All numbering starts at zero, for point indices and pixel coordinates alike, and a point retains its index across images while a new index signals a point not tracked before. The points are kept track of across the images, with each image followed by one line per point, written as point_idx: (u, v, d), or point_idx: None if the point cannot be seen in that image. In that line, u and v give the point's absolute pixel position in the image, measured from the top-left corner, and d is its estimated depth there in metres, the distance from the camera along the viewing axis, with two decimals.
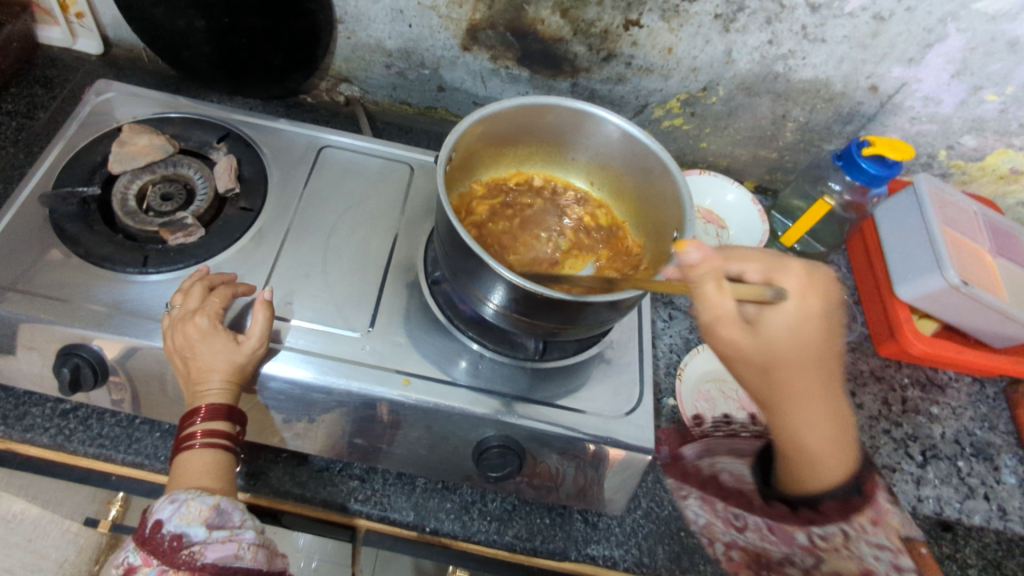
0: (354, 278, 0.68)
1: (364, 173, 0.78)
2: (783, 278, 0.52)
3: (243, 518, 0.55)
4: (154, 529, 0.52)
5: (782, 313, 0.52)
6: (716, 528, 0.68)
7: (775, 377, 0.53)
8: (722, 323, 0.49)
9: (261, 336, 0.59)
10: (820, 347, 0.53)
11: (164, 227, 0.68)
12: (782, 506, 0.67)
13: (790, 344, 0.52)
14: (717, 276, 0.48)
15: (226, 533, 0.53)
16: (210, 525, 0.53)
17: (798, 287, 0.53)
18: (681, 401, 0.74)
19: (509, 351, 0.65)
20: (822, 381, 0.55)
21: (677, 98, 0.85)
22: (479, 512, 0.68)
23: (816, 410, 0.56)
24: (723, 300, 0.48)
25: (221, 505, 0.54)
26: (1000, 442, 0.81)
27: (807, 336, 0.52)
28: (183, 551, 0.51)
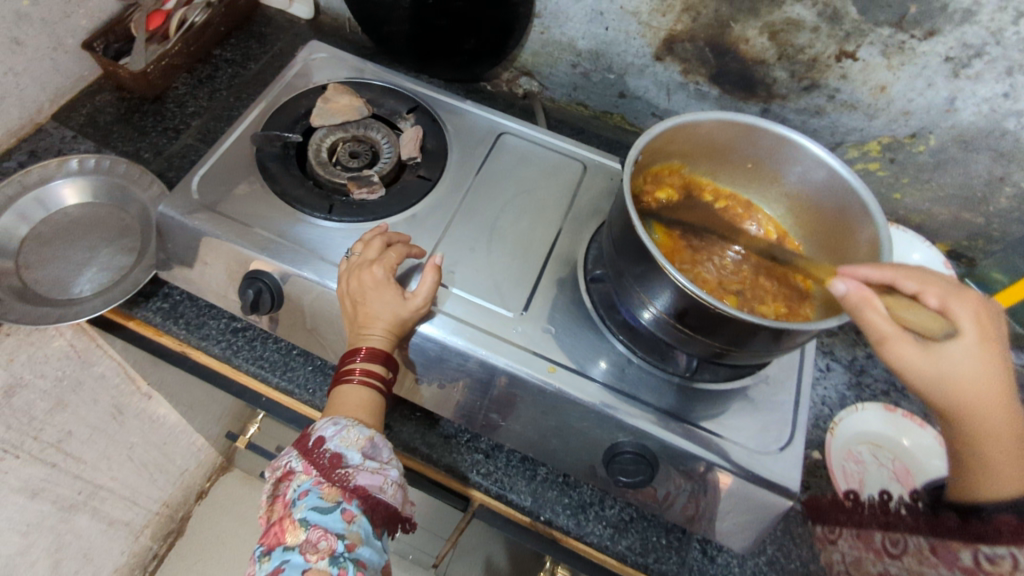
0: (515, 260, 0.69)
1: (538, 164, 0.79)
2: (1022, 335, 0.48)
3: (391, 458, 0.57)
4: (316, 444, 0.55)
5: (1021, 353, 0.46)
6: (866, 562, 0.62)
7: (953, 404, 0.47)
8: (936, 340, 0.46)
9: (427, 296, 0.61)
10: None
11: (351, 181, 0.73)
12: (948, 520, 0.58)
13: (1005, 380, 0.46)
14: (874, 300, 0.45)
15: (376, 464, 0.55)
16: (364, 454, 0.55)
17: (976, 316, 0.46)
18: (828, 458, 0.68)
19: (658, 363, 0.62)
20: (1003, 396, 0.47)
21: (878, 140, 0.79)
22: (595, 514, 0.66)
23: None
24: (942, 314, 0.46)
25: (376, 438, 0.56)
26: None
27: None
28: (339, 470, 0.53)
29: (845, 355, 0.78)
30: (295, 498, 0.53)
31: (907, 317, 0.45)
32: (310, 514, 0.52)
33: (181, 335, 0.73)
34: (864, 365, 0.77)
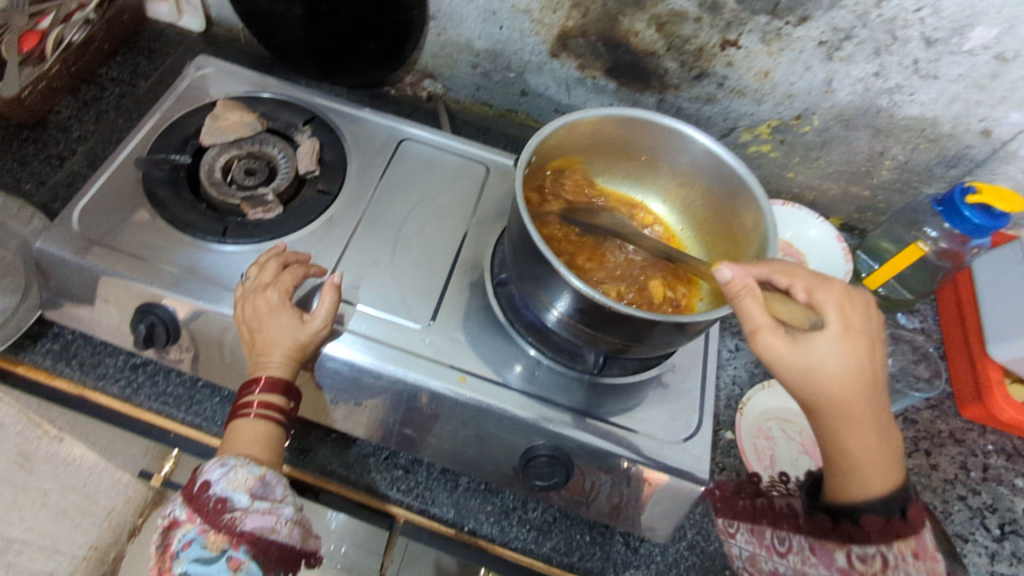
0: (421, 270, 0.68)
1: (440, 170, 0.78)
2: (825, 297, 0.50)
3: (285, 494, 0.56)
4: (202, 488, 0.53)
5: (824, 335, 0.48)
6: (758, 559, 0.62)
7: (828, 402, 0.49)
8: (761, 332, 0.47)
9: (326, 317, 0.59)
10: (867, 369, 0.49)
11: (246, 201, 0.70)
12: (825, 520, 0.55)
13: (838, 370, 0.48)
14: (755, 289, 0.47)
15: (266, 505, 0.54)
16: (253, 495, 0.54)
17: (842, 306, 0.49)
18: (740, 437, 0.70)
19: (567, 361, 0.63)
20: (862, 383, 0.49)
21: (768, 123, 0.82)
22: (518, 519, 0.66)
23: (870, 428, 0.50)
24: (756, 311, 0.47)
25: (266, 477, 0.55)
26: None
27: (855, 374, 0.49)
28: (225, 514, 0.52)
29: None
30: (179, 550, 0.52)
31: (778, 309, 0.48)
32: (191, 565, 0.51)
33: (75, 378, 0.70)
34: None
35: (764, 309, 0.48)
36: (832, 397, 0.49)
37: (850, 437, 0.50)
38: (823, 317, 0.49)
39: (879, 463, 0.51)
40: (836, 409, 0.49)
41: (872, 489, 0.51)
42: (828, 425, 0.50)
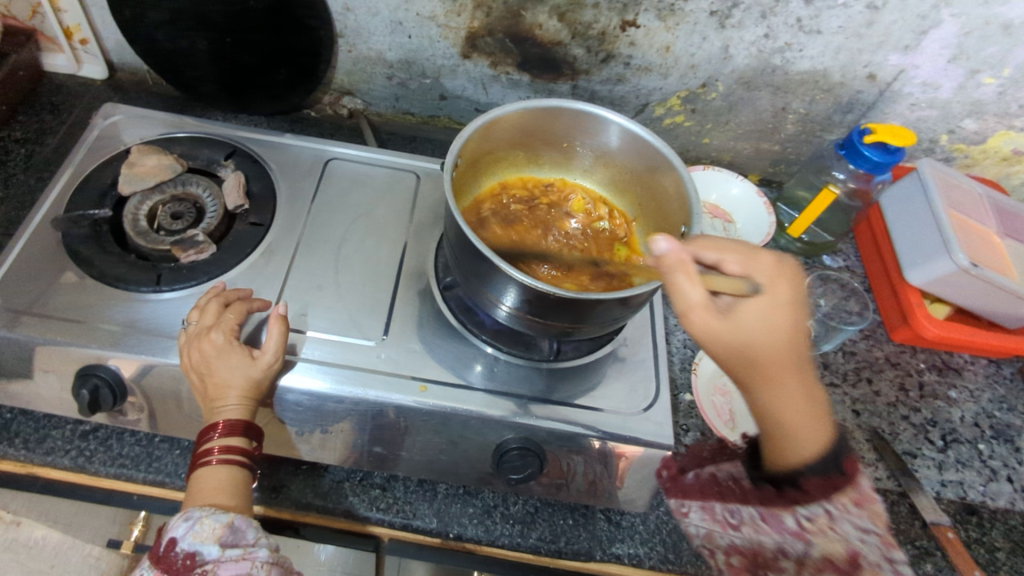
0: (367, 288, 0.68)
1: (371, 184, 0.77)
2: (756, 270, 0.53)
3: (258, 536, 0.56)
4: (170, 546, 0.53)
5: (756, 300, 0.51)
6: (715, 534, 0.65)
7: (750, 361, 0.51)
8: (692, 311, 0.49)
9: (276, 351, 0.59)
10: (786, 330, 0.52)
11: (176, 245, 0.68)
12: (768, 490, 0.61)
13: (766, 336, 0.51)
14: (688, 264, 0.48)
15: (238, 551, 0.53)
16: (223, 544, 0.53)
17: (771, 276, 0.53)
18: (698, 398, 0.72)
19: (524, 353, 0.65)
20: (784, 340, 0.51)
21: (677, 95, 0.85)
22: (502, 515, 0.68)
23: (793, 387, 0.53)
24: (690, 288, 0.49)
25: (235, 523, 0.54)
26: (1020, 423, 0.76)
27: (778, 325, 0.51)
28: (196, 569, 0.52)
29: None
30: None
31: (711, 283, 0.50)
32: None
33: (20, 458, 0.68)
34: None
35: (699, 285, 0.49)
36: (734, 354, 0.51)
37: (774, 362, 0.52)
38: (759, 284, 0.52)
39: (815, 430, 0.56)
40: (757, 369, 0.52)
41: (806, 446, 0.56)
42: (753, 383, 0.53)
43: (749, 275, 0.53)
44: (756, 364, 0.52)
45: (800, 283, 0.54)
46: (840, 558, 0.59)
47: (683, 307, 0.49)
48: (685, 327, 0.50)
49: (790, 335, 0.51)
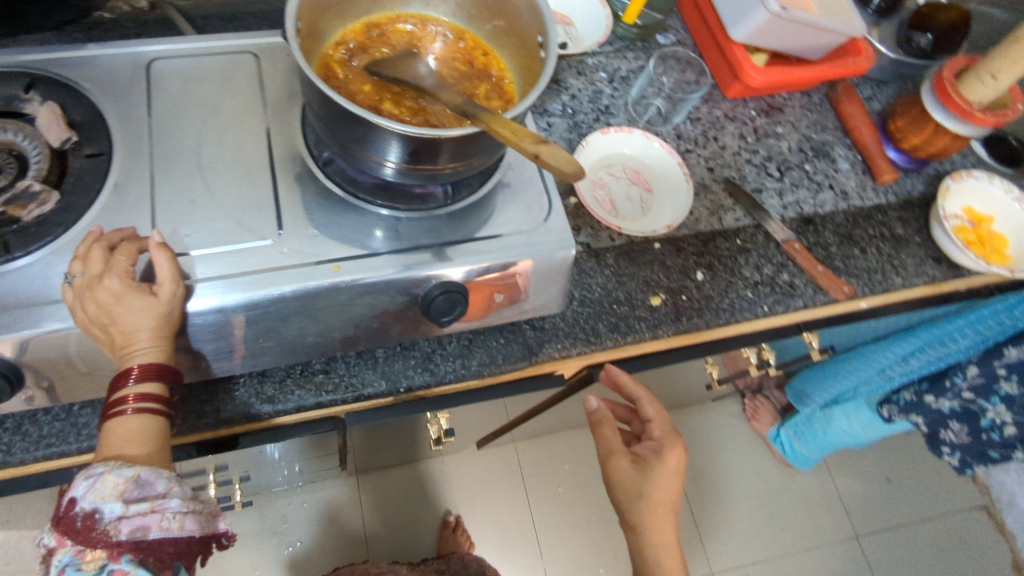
0: (241, 187, 0.65)
1: (205, 76, 0.70)
2: (669, 450, 0.80)
3: (168, 485, 0.57)
4: (71, 506, 0.54)
5: (663, 457, 0.80)
6: None
7: (644, 500, 0.80)
8: (639, 527, 0.83)
9: (172, 277, 0.56)
10: (672, 492, 0.81)
11: (10, 203, 0.60)
12: None
13: (660, 488, 0.79)
14: (608, 422, 0.83)
15: (145, 505, 0.56)
16: (127, 499, 0.55)
17: (663, 433, 0.82)
18: (582, 196, 0.80)
19: (420, 205, 0.67)
20: (671, 499, 0.81)
21: None
22: (441, 357, 0.75)
23: (667, 516, 0.82)
24: (613, 439, 0.82)
25: (140, 476, 0.56)
26: (831, 140, 0.92)
27: (668, 491, 0.81)
28: (97, 529, 0.54)
29: (557, 108, 0.86)
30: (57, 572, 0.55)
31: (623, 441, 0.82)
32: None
33: None
34: (573, 107, 0.87)
35: (616, 439, 0.82)
36: (635, 496, 0.80)
37: (657, 505, 0.80)
38: (660, 449, 0.81)
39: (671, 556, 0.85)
40: (645, 509, 0.80)
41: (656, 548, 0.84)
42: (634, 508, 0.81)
43: (653, 421, 0.82)
44: (651, 500, 0.80)
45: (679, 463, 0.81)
46: None
47: (605, 452, 0.82)
48: (609, 466, 0.81)
49: (672, 473, 0.81)
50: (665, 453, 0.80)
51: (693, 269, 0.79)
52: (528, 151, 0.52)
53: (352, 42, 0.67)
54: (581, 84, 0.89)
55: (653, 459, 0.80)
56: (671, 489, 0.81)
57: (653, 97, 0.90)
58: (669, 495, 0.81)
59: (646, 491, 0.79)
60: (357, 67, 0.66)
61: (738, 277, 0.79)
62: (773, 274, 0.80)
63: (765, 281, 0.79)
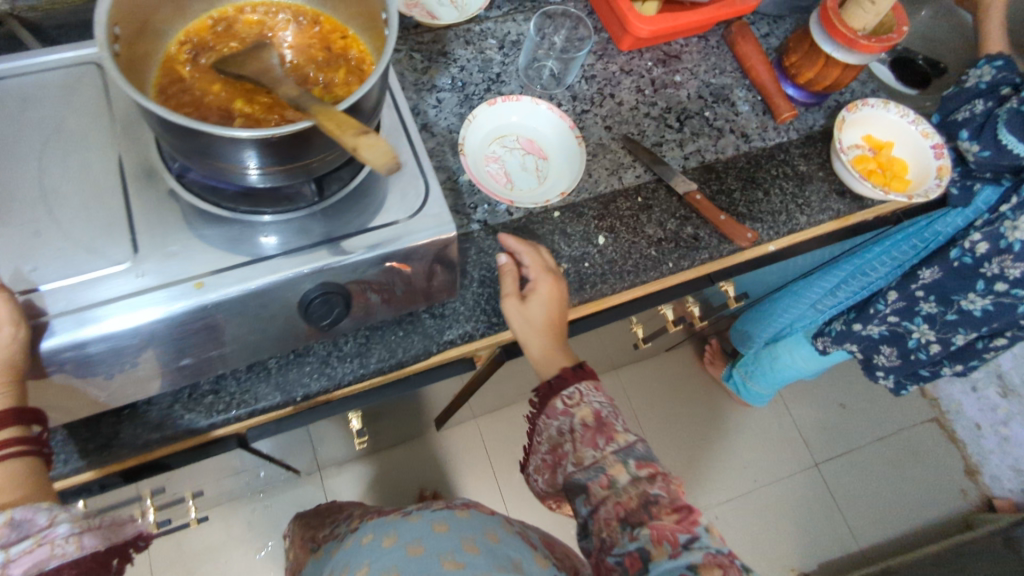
0: (93, 213, 0.61)
1: (47, 96, 0.66)
2: (542, 277, 0.72)
3: (51, 515, 0.55)
4: None
5: (542, 287, 0.71)
6: (538, 472, 0.75)
7: (533, 329, 0.71)
8: (507, 297, 0.72)
9: (11, 319, 0.53)
10: (555, 324, 0.72)
11: None
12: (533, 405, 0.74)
13: (542, 312, 0.71)
14: (508, 266, 0.73)
15: (30, 543, 0.52)
16: (6, 544, 0.51)
17: (547, 276, 0.72)
18: (473, 173, 0.78)
19: (290, 206, 0.64)
20: (553, 323, 0.72)
21: None
22: (337, 359, 0.74)
23: (553, 334, 0.72)
24: (508, 282, 0.73)
25: (15, 517, 0.52)
26: (731, 82, 0.90)
27: (549, 317, 0.71)
28: None
29: (445, 81, 0.83)
30: None
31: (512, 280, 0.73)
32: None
33: None
34: (463, 79, 0.83)
35: (513, 282, 0.73)
36: (524, 325, 0.71)
37: (541, 334, 0.71)
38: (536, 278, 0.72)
39: (551, 349, 0.71)
40: (529, 323, 0.71)
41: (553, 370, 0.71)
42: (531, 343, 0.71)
43: (525, 254, 0.73)
44: (537, 324, 0.71)
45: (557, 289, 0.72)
46: (591, 418, 0.69)
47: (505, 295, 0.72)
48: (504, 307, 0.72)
49: (553, 317, 0.71)
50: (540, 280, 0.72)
51: (595, 234, 0.78)
52: (348, 143, 0.50)
53: (199, 40, 0.64)
54: (469, 54, 0.85)
55: (535, 290, 0.71)
56: (552, 320, 0.72)
57: (545, 59, 0.87)
58: (556, 334, 0.72)
59: (530, 315, 0.71)
60: (205, 66, 0.63)
61: (641, 235, 0.79)
62: (677, 228, 0.80)
63: (669, 236, 0.80)
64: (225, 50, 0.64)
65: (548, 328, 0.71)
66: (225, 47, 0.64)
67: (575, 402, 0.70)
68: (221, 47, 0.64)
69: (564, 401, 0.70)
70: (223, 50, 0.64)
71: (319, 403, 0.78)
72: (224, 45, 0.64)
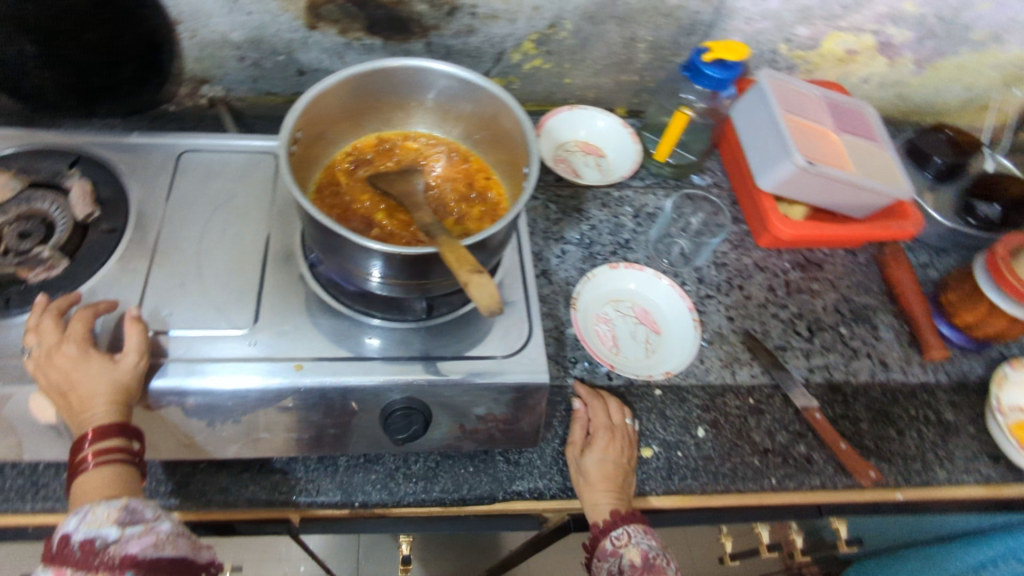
0: (230, 278, 0.65)
1: (226, 172, 0.74)
2: (598, 433, 0.66)
3: (157, 511, 0.54)
4: (63, 543, 0.49)
5: (599, 442, 0.65)
6: None
7: (586, 482, 0.65)
8: (571, 445, 0.68)
9: (138, 349, 0.56)
10: (612, 475, 0.65)
11: (17, 267, 0.62)
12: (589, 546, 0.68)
13: (598, 467, 0.65)
14: (579, 414, 0.70)
15: (141, 527, 0.52)
16: (122, 523, 0.51)
17: (606, 429, 0.67)
18: (579, 330, 0.75)
19: (398, 315, 0.64)
20: (610, 475, 0.65)
21: (530, 39, 0.85)
22: (404, 475, 0.68)
23: (607, 485, 0.64)
24: (575, 429, 0.69)
25: (131, 503, 0.52)
26: (874, 304, 0.84)
27: (605, 470, 0.65)
28: (101, 553, 0.49)
29: (574, 236, 0.84)
30: None
31: (578, 429, 0.69)
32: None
33: None
34: (592, 237, 0.84)
35: (579, 430, 0.68)
36: (581, 476, 0.66)
37: (593, 484, 0.64)
38: (595, 431, 0.67)
39: (603, 497, 0.64)
40: (584, 478, 0.65)
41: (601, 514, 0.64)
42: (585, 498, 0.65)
43: (592, 402, 0.70)
44: (589, 476, 0.65)
45: (616, 442, 0.66)
46: (638, 557, 0.63)
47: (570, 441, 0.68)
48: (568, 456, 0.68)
49: (610, 470, 0.65)
50: (598, 434, 0.66)
51: (696, 424, 0.71)
52: (461, 278, 0.50)
53: (362, 153, 0.70)
54: (603, 216, 0.87)
55: (595, 443, 0.66)
56: (610, 471, 0.65)
57: (678, 236, 0.86)
58: (612, 485, 0.65)
59: (585, 466, 0.65)
60: (360, 177, 0.68)
61: (746, 440, 0.71)
62: (788, 443, 0.71)
63: (778, 450, 0.71)
64: (381, 168, 0.69)
65: (604, 481, 0.64)
66: (382, 165, 0.70)
67: (623, 543, 0.63)
68: (379, 163, 0.70)
69: (611, 541, 0.64)
70: (379, 167, 0.70)
71: (371, 517, 0.70)
72: (382, 162, 0.70)
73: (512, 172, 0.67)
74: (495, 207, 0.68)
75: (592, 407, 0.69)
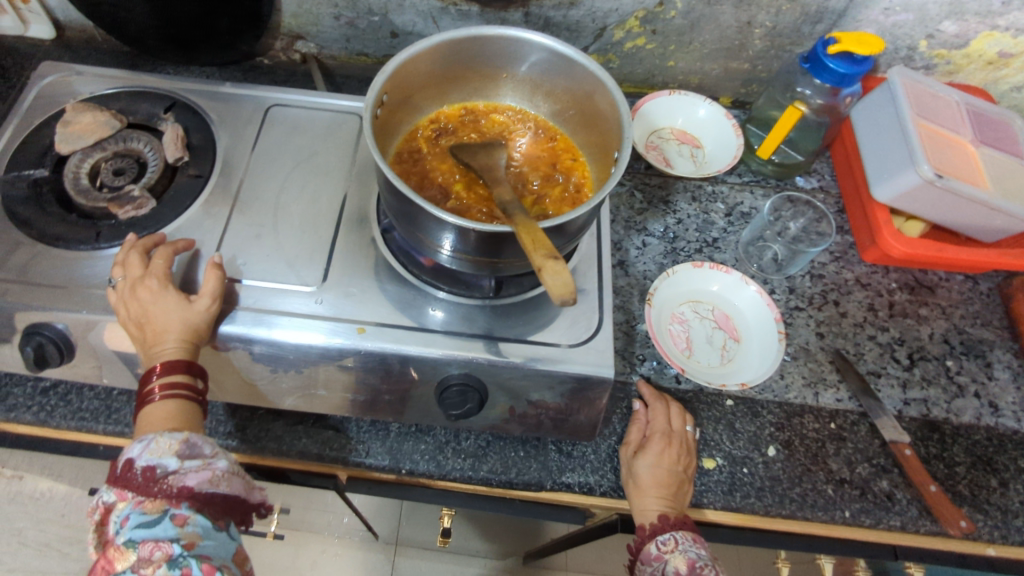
0: (306, 233, 0.65)
1: (313, 128, 0.74)
2: (655, 438, 0.62)
3: (215, 448, 0.55)
4: (126, 467, 0.51)
5: (654, 447, 0.61)
6: None
7: (635, 487, 0.61)
8: (626, 446, 0.64)
9: (212, 293, 0.57)
10: (667, 484, 0.61)
11: (113, 201, 0.65)
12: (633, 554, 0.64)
13: (649, 472, 0.61)
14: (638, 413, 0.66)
15: (198, 462, 0.52)
16: (181, 456, 0.52)
17: (665, 434, 0.63)
18: (653, 327, 0.69)
19: (465, 292, 0.63)
20: (662, 483, 0.60)
21: (636, 15, 0.80)
22: (453, 450, 0.67)
23: (659, 492, 0.60)
24: (632, 432, 0.65)
25: (191, 438, 0.53)
26: (992, 338, 0.75)
27: (656, 477, 0.60)
28: (159, 481, 0.50)
29: (658, 228, 0.79)
30: (118, 526, 0.50)
31: (635, 432, 0.65)
32: (134, 532, 0.49)
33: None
34: (676, 231, 0.79)
35: (636, 432, 0.65)
36: (631, 479, 0.62)
37: (641, 489, 0.61)
38: (652, 435, 0.63)
39: (652, 505, 0.60)
40: (634, 481, 0.62)
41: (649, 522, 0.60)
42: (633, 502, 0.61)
43: (654, 404, 0.66)
44: (639, 481, 0.61)
45: (673, 450, 0.62)
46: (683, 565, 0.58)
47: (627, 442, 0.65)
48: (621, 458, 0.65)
49: (662, 478, 0.60)
50: (654, 439, 0.62)
51: (767, 443, 0.66)
52: (534, 262, 0.46)
53: (447, 123, 0.68)
54: (692, 210, 0.81)
55: (649, 448, 0.62)
56: (662, 480, 0.60)
57: (772, 240, 0.79)
58: (665, 494, 0.60)
59: (637, 470, 0.62)
60: (443, 146, 0.66)
61: (821, 466, 0.65)
62: (869, 476, 0.65)
63: (856, 482, 0.64)
64: (465, 138, 0.67)
65: (654, 487, 0.60)
66: (465, 135, 0.68)
67: (669, 549, 0.59)
68: (463, 134, 0.68)
69: (657, 545, 0.59)
70: (464, 137, 0.67)
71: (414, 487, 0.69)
72: (466, 133, 0.68)
73: (600, 155, 0.64)
74: (578, 190, 0.65)
75: (653, 410, 0.65)
